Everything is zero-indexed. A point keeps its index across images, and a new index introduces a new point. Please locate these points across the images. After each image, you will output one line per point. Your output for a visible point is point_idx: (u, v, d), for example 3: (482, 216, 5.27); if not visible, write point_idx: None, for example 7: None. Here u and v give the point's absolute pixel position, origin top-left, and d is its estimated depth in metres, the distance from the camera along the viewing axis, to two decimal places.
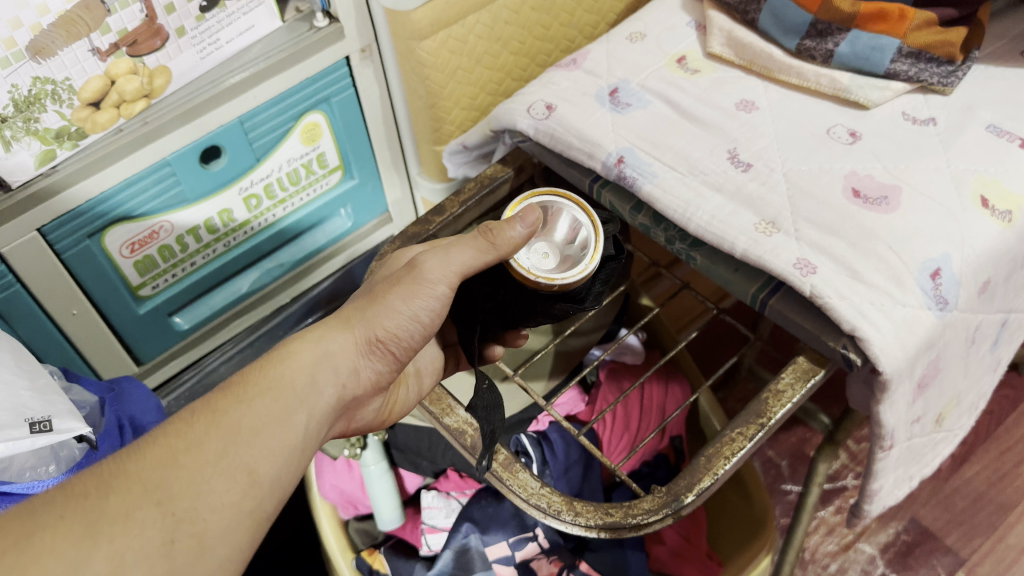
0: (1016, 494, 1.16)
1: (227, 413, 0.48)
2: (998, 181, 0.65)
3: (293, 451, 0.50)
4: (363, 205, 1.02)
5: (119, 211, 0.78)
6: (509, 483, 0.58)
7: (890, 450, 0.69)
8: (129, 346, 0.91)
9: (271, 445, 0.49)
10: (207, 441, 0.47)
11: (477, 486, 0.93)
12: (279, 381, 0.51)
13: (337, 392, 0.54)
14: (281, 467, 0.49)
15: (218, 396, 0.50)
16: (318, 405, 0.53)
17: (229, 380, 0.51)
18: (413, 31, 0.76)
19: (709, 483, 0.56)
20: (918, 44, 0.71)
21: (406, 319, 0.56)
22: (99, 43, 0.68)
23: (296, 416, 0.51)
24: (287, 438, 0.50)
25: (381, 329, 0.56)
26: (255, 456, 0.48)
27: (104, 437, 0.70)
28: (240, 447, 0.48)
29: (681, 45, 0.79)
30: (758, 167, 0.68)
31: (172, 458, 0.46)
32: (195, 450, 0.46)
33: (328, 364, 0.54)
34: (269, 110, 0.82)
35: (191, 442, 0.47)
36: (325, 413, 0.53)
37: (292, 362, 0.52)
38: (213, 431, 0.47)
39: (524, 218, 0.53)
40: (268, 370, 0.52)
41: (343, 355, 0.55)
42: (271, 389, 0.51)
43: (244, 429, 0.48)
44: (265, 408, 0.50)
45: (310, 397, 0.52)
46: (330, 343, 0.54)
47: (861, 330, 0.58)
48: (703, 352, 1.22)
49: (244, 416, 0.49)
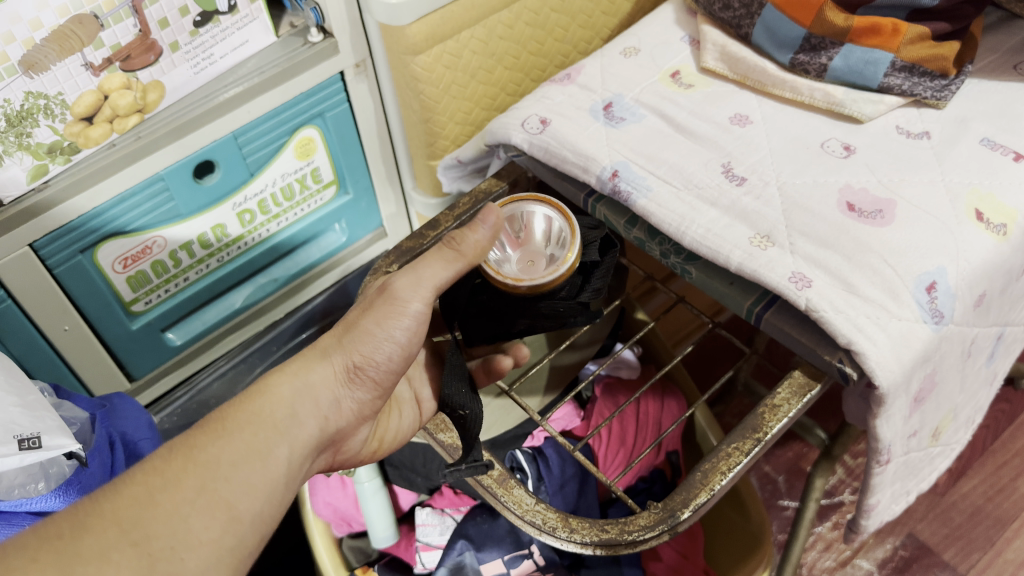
0: (1014, 508, 1.16)
1: (205, 449, 0.49)
2: (992, 194, 0.65)
3: (275, 485, 0.51)
4: (357, 219, 1.01)
5: (111, 227, 0.77)
6: (503, 500, 0.57)
7: (887, 465, 0.69)
8: (121, 362, 0.90)
9: (251, 480, 0.50)
10: (185, 477, 0.47)
11: (472, 503, 0.92)
12: (258, 414, 0.52)
13: (316, 421, 0.55)
14: (263, 502, 0.50)
15: (196, 433, 0.50)
16: (300, 437, 0.54)
17: (208, 417, 0.52)
18: (407, 46, 0.76)
19: (705, 499, 0.55)
20: (912, 58, 0.71)
21: (382, 342, 0.57)
22: (92, 58, 0.68)
23: (278, 448, 0.52)
24: (267, 472, 0.51)
25: (357, 355, 0.57)
26: (234, 491, 0.49)
27: (94, 454, 0.69)
28: (219, 482, 0.48)
29: (675, 60, 0.79)
30: (753, 181, 0.68)
31: (149, 496, 0.46)
32: (172, 487, 0.47)
33: (309, 396, 0.55)
34: (264, 125, 0.82)
35: (168, 478, 0.47)
36: (307, 446, 0.54)
37: (272, 395, 0.53)
38: (191, 467, 0.48)
39: (485, 222, 0.58)
40: (247, 404, 0.52)
41: (324, 387, 0.56)
42: (249, 424, 0.51)
43: (223, 465, 0.49)
44: (244, 442, 0.50)
45: (291, 430, 0.53)
46: (310, 374, 0.55)
47: (857, 344, 0.58)
48: (699, 366, 1.22)
49: (222, 450, 0.50)
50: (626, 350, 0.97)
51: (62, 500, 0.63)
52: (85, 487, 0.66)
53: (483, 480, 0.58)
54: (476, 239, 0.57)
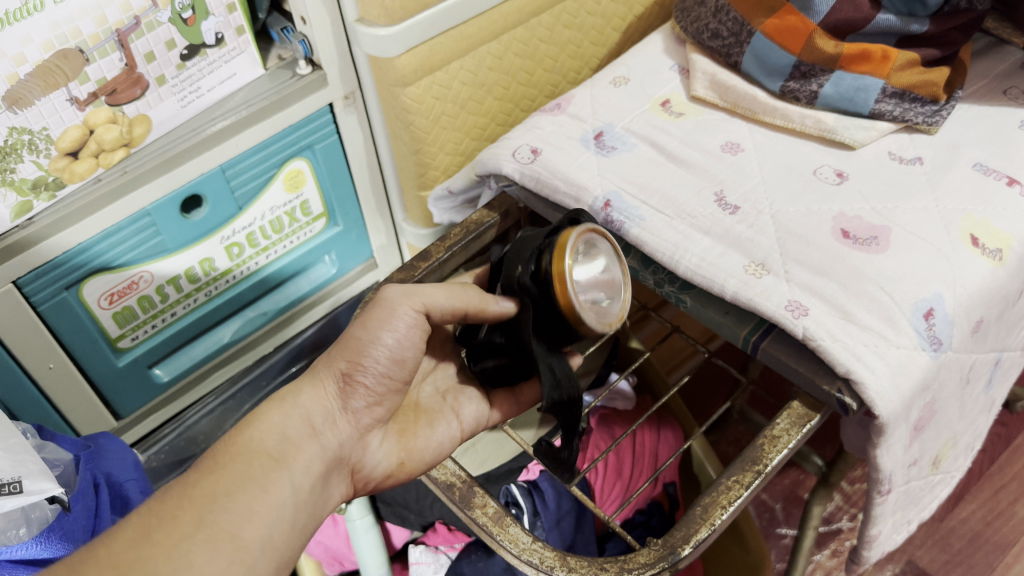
0: (1012, 533, 1.14)
1: (200, 483, 0.48)
2: (987, 220, 0.65)
3: (281, 508, 0.50)
4: (347, 251, 1.00)
5: (97, 262, 0.76)
6: (499, 538, 0.55)
7: (889, 495, 0.68)
8: (108, 401, 0.89)
9: (252, 507, 0.48)
10: (181, 513, 0.46)
11: (466, 539, 0.90)
12: (249, 445, 0.51)
13: (313, 439, 0.54)
14: (270, 528, 0.49)
15: (191, 472, 0.49)
16: (299, 461, 0.52)
17: (202, 457, 0.51)
18: (396, 78, 0.76)
19: (706, 534, 0.54)
20: (901, 85, 0.71)
21: (370, 345, 0.56)
22: (78, 93, 0.67)
23: (277, 473, 0.51)
24: (270, 497, 0.49)
25: (346, 363, 0.56)
26: (234, 521, 0.47)
27: (78, 497, 0.67)
28: (218, 514, 0.47)
29: (665, 89, 0.79)
30: (746, 210, 0.67)
31: (146, 535, 0.45)
32: (169, 524, 0.45)
33: (299, 415, 0.54)
34: (252, 159, 0.81)
35: (165, 517, 0.46)
36: (312, 467, 0.53)
37: (262, 424, 0.53)
38: (187, 502, 0.47)
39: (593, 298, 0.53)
40: (237, 437, 0.52)
41: (315, 406, 0.55)
42: (241, 454, 0.50)
43: (219, 496, 0.48)
44: (238, 472, 0.49)
45: (288, 456, 0.52)
46: (298, 396, 0.55)
47: (855, 372, 0.57)
48: (695, 396, 1.21)
49: (217, 483, 0.48)
50: (624, 380, 0.95)
51: (43, 548, 0.60)
52: (68, 533, 0.63)
53: (478, 519, 0.57)
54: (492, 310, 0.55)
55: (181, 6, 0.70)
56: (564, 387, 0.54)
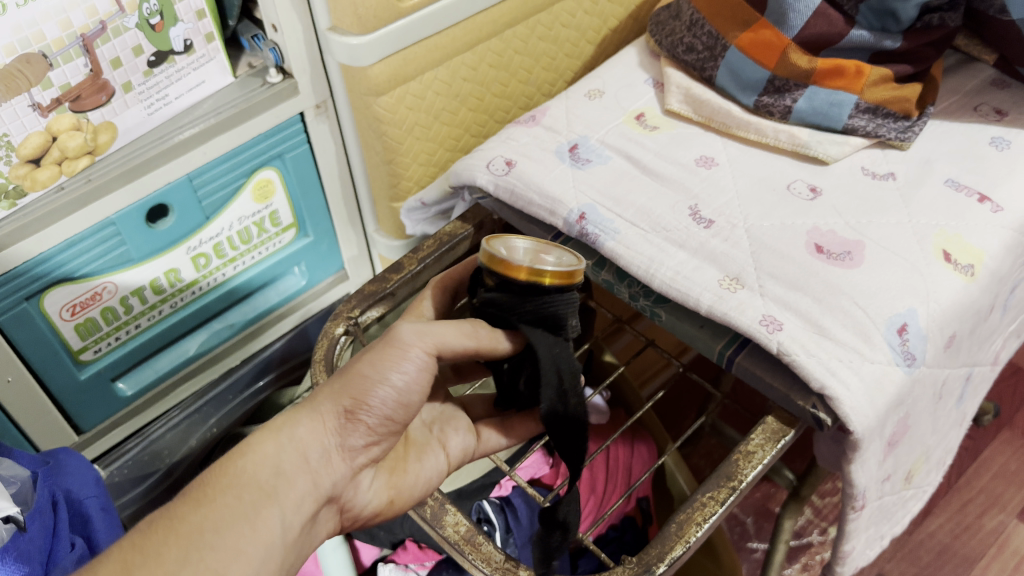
0: (980, 546, 1.15)
1: (186, 519, 0.45)
2: (959, 235, 0.65)
3: (269, 547, 0.47)
4: (318, 262, 0.99)
5: (59, 272, 0.74)
6: (472, 557, 0.54)
7: (862, 511, 0.68)
8: (69, 415, 0.86)
9: (240, 545, 0.45)
10: (166, 550, 0.43)
11: (437, 557, 0.89)
12: (239, 477, 0.47)
13: (307, 480, 0.49)
14: (257, 567, 0.46)
15: (180, 501, 0.46)
16: (292, 496, 0.48)
17: (190, 484, 0.48)
18: (369, 87, 0.75)
19: (681, 552, 0.53)
20: (875, 100, 0.71)
21: (376, 384, 0.50)
22: (40, 99, 0.66)
23: (268, 510, 0.47)
24: (258, 535, 0.46)
25: (347, 398, 0.50)
26: (221, 559, 0.44)
27: (35, 515, 0.65)
28: (204, 551, 0.44)
29: (639, 103, 0.79)
30: (720, 224, 0.67)
31: (127, 572, 0.42)
32: (152, 562, 0.43)
33: (295, 450, 0.49)
34: (220, 167, 0.80)
35: (149, 554, 0.43)
36: (303, 505, 0.49)
37: (254, 454, 0.48)
38: (171, 539, 0.44)
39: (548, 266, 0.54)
40: (228, 466, 0.48)
41: (312, 440, 0.50)
42: (232, 486, 0.47)
43: (206, 531, 0.45)
44: (227, 506, 0.46)
45: (280, 490, 0.48)
46: (295, 427, 0.49)
47: (830, 388, 0.56)
48: (668, 410, 1.20)
49: (205, 518, 0.45)
50: (598, 395, 0.94)
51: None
52: (24, 554, 0.60)
53: (449, 537, 0.55)
54: (498, 343, 0.53)
55: (149, 12, 0.68)
56: (569, 398, 0.51)
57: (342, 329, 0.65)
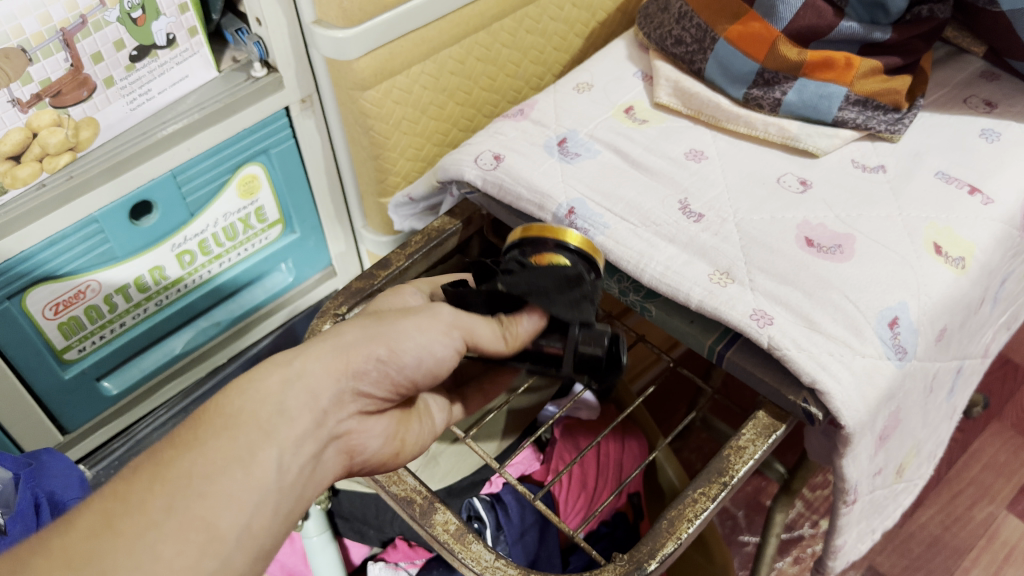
0: (970, 538, 1.15)
1: (174, 463, 0.42)
2: (949, 228, 0.65)
3: (264, 491, 0.44)
4: (305, 258, 0.98)
5: (41, 271, 0.73)
6: (461, 556, 0.53)
7: (854, 504, 0.67)
8: (54, 415, 0.85)
9: (232, 491, 0.43)
10: (151, 497, 0.41)
11: (427, 556, 0.89)
12: (238, 416, 0.45)
13: (314, 417, 0.48)
14: (250, 515, 0.43)
15: (167, 445, 0.44)
16: (291, 436, 0.46)
17: (181, 425, 0.45)
18: (355, 81, 0.74)
19: (672, 548, 0.53)
20: (864, 92, 0.71)
21: (416, 345, 0.51)
22: (20, 94, 0.64)
23: (264, 451, 0.45)
24: (253, 479, 0.44)
25: (384, 348, 0.50)
26: (211, 506, 0.42)
27: (17, 518, 0.64)
28: (192, 499, 0.42)
29: (628, 96, 0.78)
30: (710, 218, 0.66)
31: (109, 524, 0.40)
32: (135, 511, 0.40)
33: (300, 386, 0.48)
34: (204, 163, 0.79)
35: (131, 501, 0.41)
36: (303, 446, 0.47)
37: (253, 393, 0.46)
38: (158, 485, 0.41)
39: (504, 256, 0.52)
40: (224, 406, 0.46)
41: (323, 379, 0.49)
42: (226, 428, 0.45)
43: (195, 477, 0.42)
44: (220, 449, 0.44)
45: (279, 429, 0.46)
46: (303, 362, 0.48)
47: (821, 382, 0.56)
48: (659, 405, 1.20)
49: (196, 462, 0.43)
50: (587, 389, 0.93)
51: None
52: None
53: (439, 536, 0.54)
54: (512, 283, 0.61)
55: (130, 6, 0.67)
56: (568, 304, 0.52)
57: (330, 326, 0.64)
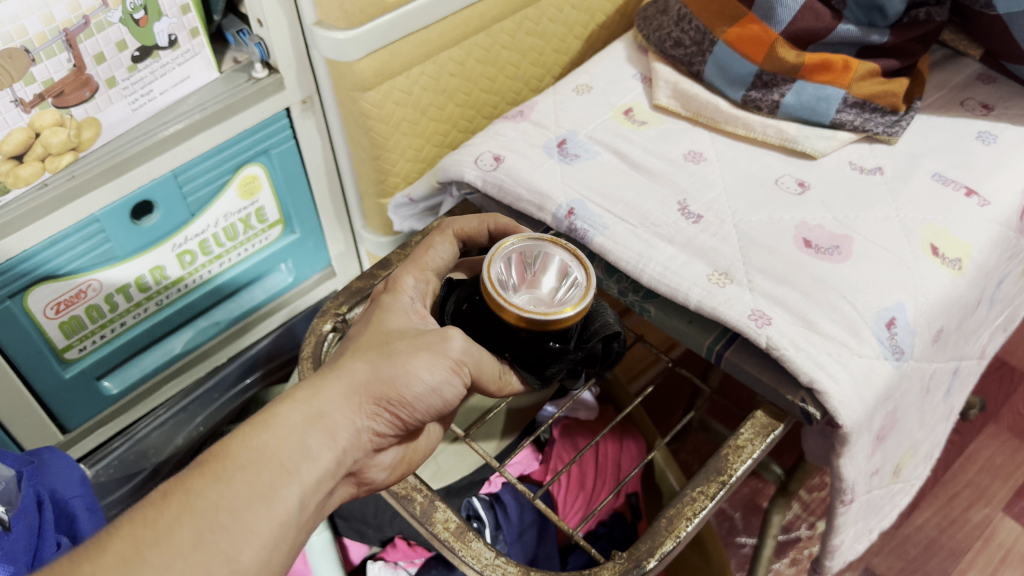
0: (966, 539, 1.16)
1: (202, 494, 0.42)
2: (946, 229, 0.65)
3: (285, 527, 0.44)
4: (304, 259, 0.98)
5: (42, 270, 0.73)
6: (461, 554, 0.54)
7: (850, 504, 0.68)
8: (54, 415, 0.86)
9: (254, 527, 0.42)
10: (179, 528, 0.41)
11: (425, 555, 0.90)
12: (262, 451, 0.44)
13: (334, 458, 0.46)
14: (269, 551, 0.43)
15: (194, 471, 0.43)
16: (312, 475, 0.45)
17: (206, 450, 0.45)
18: (355, 82, 0.74)
19: (671, 546, 0.53)
20: (862, 95, 0.72)
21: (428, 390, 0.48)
22: (23, 94, 0.65)
23: (287, 489, 0.44)
24: (274, 515, 0.43)
25: (395, 394, 0.47)
26: (234, 540, 0.42)
27: (19, 515, 0.64)
28: (217, 533, 0.41)
29: (627, 97, 0.79)
30: (709, 219, 0.67)
31: (137, 553, 0.39)
32: (165, 541, 0.40)
33: (322, 427, 0.46)
34: (205, 163, 0.79)
35: (160, 531, 0.40)
36: (320, 487, 0.46)
37: (276, 429, 0.45)
38: (186, 516, 0.41)
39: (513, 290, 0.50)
40: (251, 439, 0.45)
41: (343, 417, 0.47)
42: (251, 462, 0.44)
43: (222, 510, 0.42)
44: (246, 484, 0.43)
45: (301, 469, 0.45)
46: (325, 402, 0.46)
47: (819, 382, 0.56)
48: (657, 407, 1.21)
49: (222, 496, 0.42)
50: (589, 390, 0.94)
51: None
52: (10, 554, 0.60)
53: (439, 534, 0.55)
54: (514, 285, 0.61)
55: (133, 6, 0.68)
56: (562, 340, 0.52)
57: (330, 326, 0.65)
